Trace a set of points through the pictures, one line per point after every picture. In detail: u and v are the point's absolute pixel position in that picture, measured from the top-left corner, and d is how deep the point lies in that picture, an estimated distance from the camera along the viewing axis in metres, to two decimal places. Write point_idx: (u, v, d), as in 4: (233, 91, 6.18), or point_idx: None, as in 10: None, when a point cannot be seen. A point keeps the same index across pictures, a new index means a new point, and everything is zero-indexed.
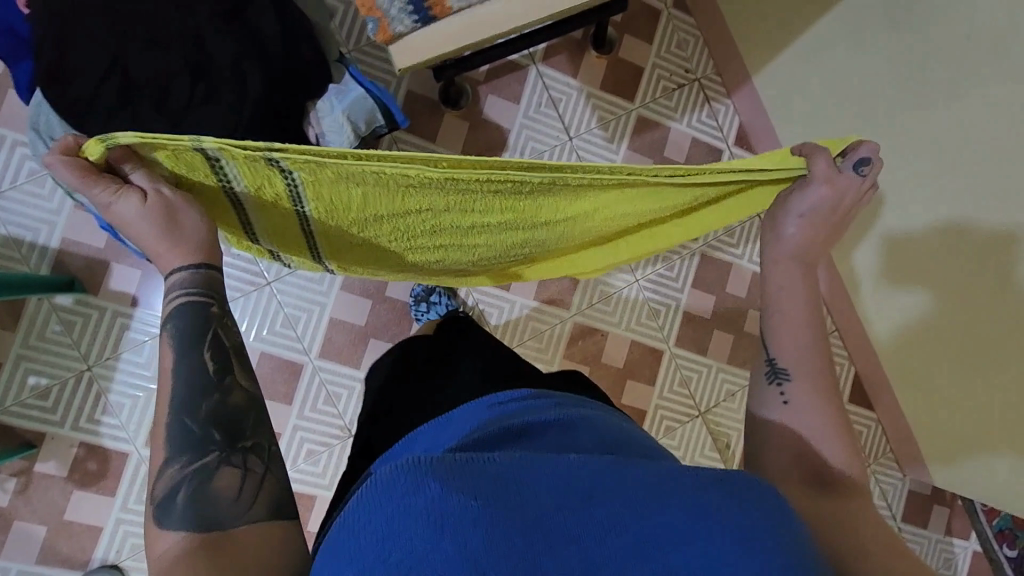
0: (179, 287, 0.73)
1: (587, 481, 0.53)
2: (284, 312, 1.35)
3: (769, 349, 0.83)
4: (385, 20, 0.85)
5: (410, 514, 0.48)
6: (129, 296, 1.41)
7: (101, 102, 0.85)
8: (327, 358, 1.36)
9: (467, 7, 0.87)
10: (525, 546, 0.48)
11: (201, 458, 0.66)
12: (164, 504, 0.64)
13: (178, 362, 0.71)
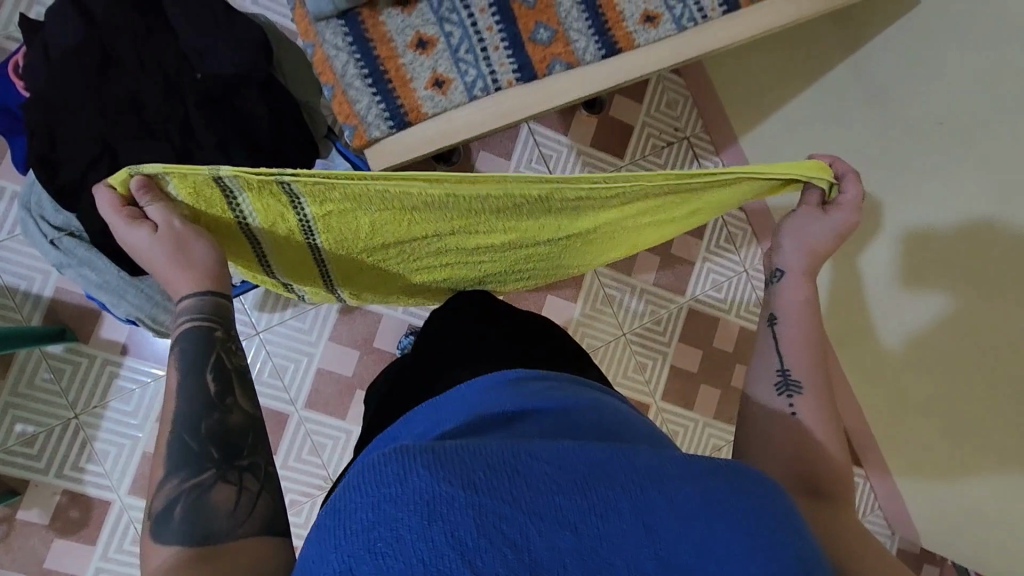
0: (185, 313, 0.68)
1: (584, 466, 0.48)
2: (272, 361, 1.47)
3: (781, 357, 0.78)
4: (362, 127, 0.80)
5: (394, 501, 0.45)
6: (120, 345, 1.40)
7: (89, 187, 0.84)
8: (313, 409, 1.48)
9: (444, 111, 0.82)
10: (513, 529, 0.44)
11: (198, 473, 0.60)
12: (160, 518, 0.58)
13: (183, 376, 0.65)
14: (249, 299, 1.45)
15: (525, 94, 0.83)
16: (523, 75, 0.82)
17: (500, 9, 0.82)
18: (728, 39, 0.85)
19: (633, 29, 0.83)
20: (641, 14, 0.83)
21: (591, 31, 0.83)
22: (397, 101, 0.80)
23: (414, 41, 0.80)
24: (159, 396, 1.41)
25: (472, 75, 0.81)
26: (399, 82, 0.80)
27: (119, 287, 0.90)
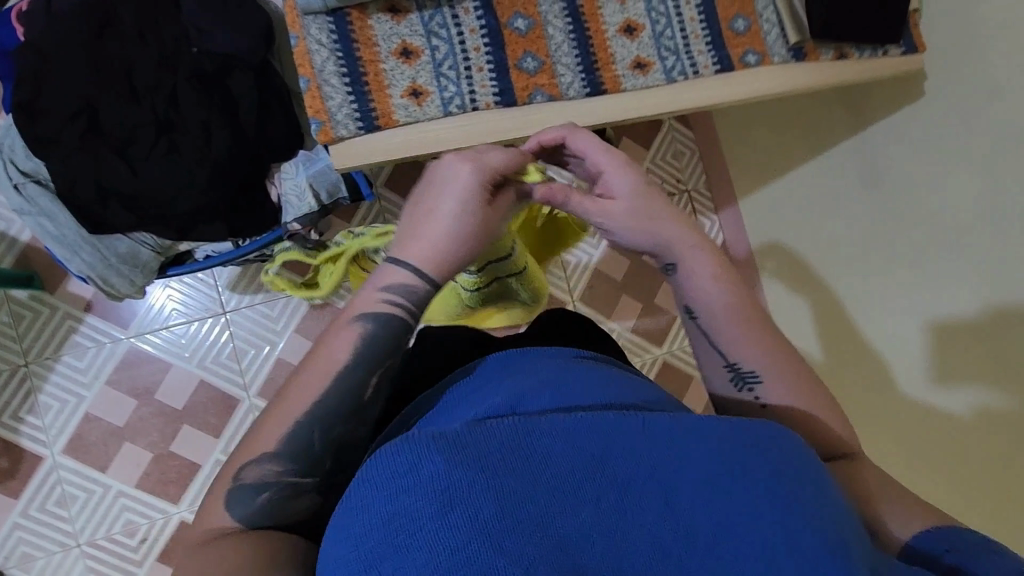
0: (397, 291, 0.64)
1: (604, 437, 0.45)
2: (234, 344, 1.45)
3: (725, 353, 0.69)
4: (329, 123, 0.78)
5: (413, 491, 0.43)
6: (86, 301, 1.39)
7: (64, 142, 0.84)
8: (264, 398, 1.45)
9: (416, 122, 0.81)
10: (536, 508, 0.42)
11: (296, 474, 0.59)
12: (245, 493, 0.58)
13: (359, 361, 0.61)
14: (223, 278, 1.44)
15: (503, 118, 0.82)
16: (503, 99, 0.82)
17: (490, 32, 0.82)
18: (719, 98, 0.85)
19: (622, 73, 0.84)
20: (631, 60, 0.84)
21: (579, 67, 0.83)
22: (370, 105, 0.79)
23: (398, 50, 0.81)
24: (113, 359, 1.39)
25: (451, 91, 0.81)
26: (376, 87, 0.80)
27: (74, 242, 0.88)
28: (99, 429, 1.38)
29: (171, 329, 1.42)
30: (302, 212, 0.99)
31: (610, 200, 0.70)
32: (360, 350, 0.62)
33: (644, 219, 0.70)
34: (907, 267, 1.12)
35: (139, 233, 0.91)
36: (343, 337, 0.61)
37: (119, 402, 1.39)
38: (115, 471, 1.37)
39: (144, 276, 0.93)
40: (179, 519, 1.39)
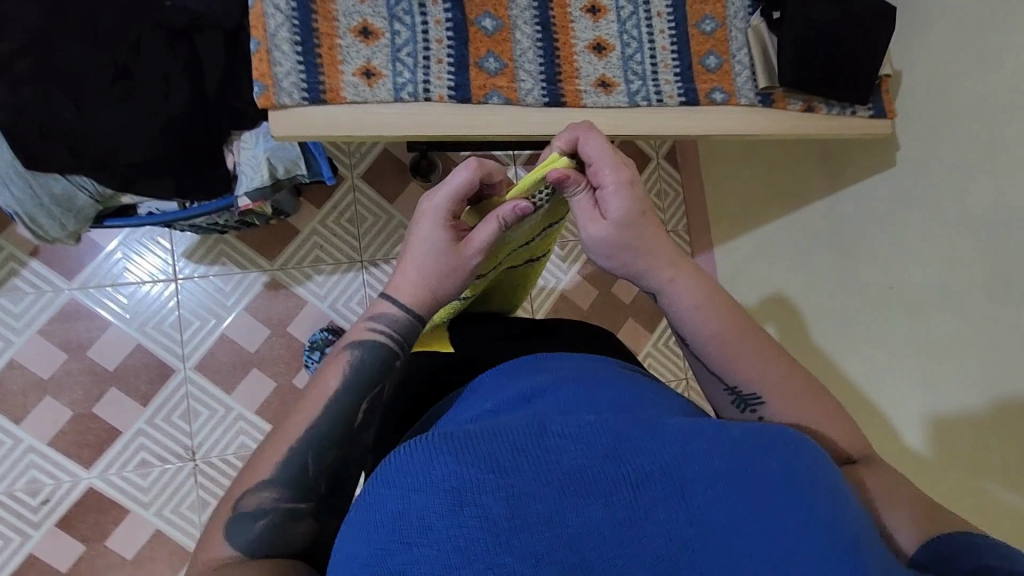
0: (382, 323, 0.67)
1: (613, 437, 0.47)
2: (179, 314, 1.39)
3: (724, 378, 0.66)
4: (272, 88, 0.75)
5: (424, 489, 0.46)
6: (33, 246, 1.33)
7: (8, 70, 0.80)
8: (201, 372, 1.39)
9: (364, 102, 0.80)
10: (545, 505, 0.44)
11: (295, 500, 0.60)
12: (242, 523, 0.58)
13: (342, 385, 0.64)
14: (180, 245, 1.39)
15: (454, 113, 0.82)
16: (457, 94, 0.82)
17: (456, 26, 0.82)
18: (679, 129, 0.88)
19: (583, 89, 0.85)
20: (595, 78, 0.86)
21: (541, 76, 0.84)
22: (319, 78, 0.78)
23: (358, 28, 0.80)
24: (50, 309, 1.34)
25: (405, 78, 0.80)
26: (328, 61, 0.78)
27: (6, 175, 0.85)
28: (22, 378, 1.32)
29: (117, 287, 1.36)
30: (254, 184, 0.96)
31: (598, 219, 0.66)
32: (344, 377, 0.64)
33: (616, 247, 0.67)
34: (891, 333, 1.09)
35: (78, 177, 0.89)
36: (330, 365, 0.65)
37: (48, 354, 1.33)
38: (30, 424, 1.31)
39: (77, 222, 0.93)
40: (87, 485, 1.32)
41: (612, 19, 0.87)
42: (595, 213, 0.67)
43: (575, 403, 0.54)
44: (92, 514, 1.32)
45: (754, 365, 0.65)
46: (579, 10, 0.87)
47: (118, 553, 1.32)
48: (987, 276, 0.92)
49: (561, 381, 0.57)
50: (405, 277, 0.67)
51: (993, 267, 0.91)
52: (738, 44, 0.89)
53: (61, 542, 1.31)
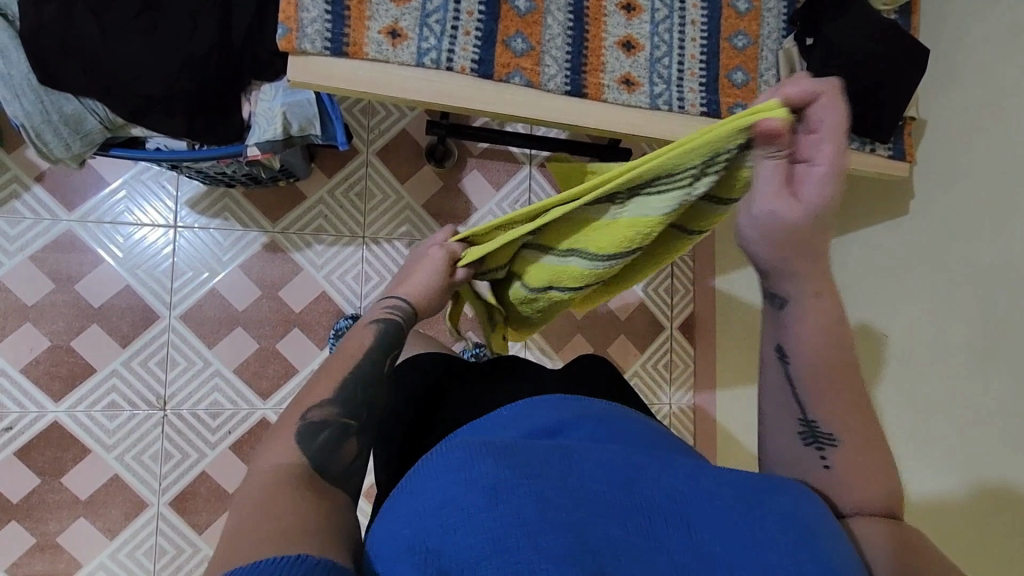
0: (389, 311, 0.74)
1: (629, 465, 0.50)
2: (174, 262, 1.37)
3: (806, 407, 0.60)
4: (295, 32, 0.76)
5: (459, 485, 0.47)
6: (39, 172, 1.32)
7: None
8: (185, 323, 1.37)
9: (385, 61, 0.80)
10: (569, 515, 0.45)
11: (348, 416, 0.62)
12: (309, 432, 0.59)
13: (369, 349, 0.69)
14: (185, 192, 1.38)
15: (475, 87, 0.82)
16: (480, 68, 0.82)
17: (488, 3, 0.83)
18: None
19: (607, 83, 0.85)
20: (620, 74, 0.85)
21: (566, 64, 0.84)
22: (344, 30, 0.78)
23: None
24: (45, 237, 1.32)
25: (430, 43, 0.80)
26: (356, 15, 0.78)
27: (18, 86, 0.86)
28: (5, 302, 1.30)
29: (116, 226, 1.35)
30: (266, 136, 0.95)
31: (785, 197, 0.51)
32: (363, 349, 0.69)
33: (782, 239, 0.54)
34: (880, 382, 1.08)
35: (90, 101, 0.88)
36: (353, 338, 0.71)
37: (36, 281, 1.31)
38: (5, 348, 1.30)
39: (83, 145, 0.92)
40: (53, 419, 1.30)
41: (646, 19, 0.88)
42: (783, 189, 0.51)
43: (601, 437, 0.56)
44: (52, 448, 1.30)
45: (810, 395, 0.59)
46: (614, 5, 0.87)
47: (72, 492, 1.30)
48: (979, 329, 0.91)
49: (585, 414, 0.58)
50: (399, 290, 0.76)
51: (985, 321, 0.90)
52: (767, 64, 0.90)
53: (17, 472, 1.28)
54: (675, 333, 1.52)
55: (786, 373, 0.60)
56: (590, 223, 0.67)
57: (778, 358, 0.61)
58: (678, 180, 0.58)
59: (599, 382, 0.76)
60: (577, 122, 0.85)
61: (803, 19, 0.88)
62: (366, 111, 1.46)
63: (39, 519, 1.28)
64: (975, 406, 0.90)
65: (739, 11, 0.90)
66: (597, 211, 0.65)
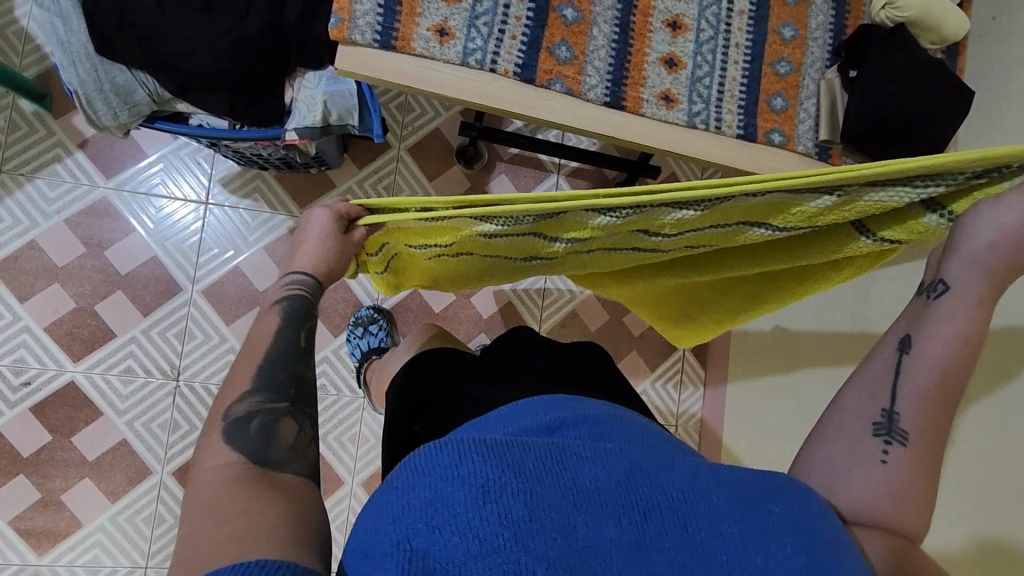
0: (292, 286, 0.71)
1: (628, 464, 0.49)
2: (201, 238, 1.40)
3: (895, 396, 0.58)
4: (346, 23, 0.78)
5: (450, 483, 0.45)
6: (83, 139, 1.36)
7: None
8: (206, 298, 1.39)
9: (431, 58, 0.81)
10: (561, 517, 0.44)
11: (276, 401, 0.63)
12: (236, 425, 0.59)
13: (283, 325, 0.69)
14: (219, 170, 1.41)
15: (516, 90, 0.83)
16: (522, 72, 0.83)
17: (536, 10, 0.84)
18: (730, 160, 0.87)
19: (646, 98, 0.86)
20: (660, 90, 0.86)
21: (608, 76, 0.85)
22: (394, 24, 0.80)
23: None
24: (81, 202, 1.36)
25: (476, 44, 0.82)
26: (407, 11, 0.81)
27: (76, 54, 0.90)
28: (37, 261, 1.33)
29: (149, 198, 1.38)
30: (305, 122, 0.96)
31: None
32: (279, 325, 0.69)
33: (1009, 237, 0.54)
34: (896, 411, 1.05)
35: (140, 73, 0.91)
36: (264, 317, 0.70)
37: (67, 243, 1.35)
38: (32, 305, 1.33)
39: (130, 116, 0.94)
40: (69, 378, 1.33)
41: (690, 38, 0.88)
42: None
43: (599, 434, 0.54)
44: (66, 407, 1.33)
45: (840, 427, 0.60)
46: (660, 22, 0.88)
47: (80, 451, 1.32)
48: (993, 377, 0.88)
49: (580, 412, 0.57)
50: (293, 262, 0.71)
51: (1001, 364, 0.87)
52: (807, 93, 0.90)
53: (29, 427, 1.31)
54: (687, 355, 1.50)
55: (896, 361, 0.59)
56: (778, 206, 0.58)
57: (897, 349, 0.60)
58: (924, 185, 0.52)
59: (593, 386, 0.75)
60: (611, 133, 0.86)
61: (849, 49, 0.88)
62: (402, 107, 1.48)
63: (46, 475, 1.31)
64: (985, 452, 0.88)
65: (784, 38, 0.90)
66: (802, 198, 0.56)
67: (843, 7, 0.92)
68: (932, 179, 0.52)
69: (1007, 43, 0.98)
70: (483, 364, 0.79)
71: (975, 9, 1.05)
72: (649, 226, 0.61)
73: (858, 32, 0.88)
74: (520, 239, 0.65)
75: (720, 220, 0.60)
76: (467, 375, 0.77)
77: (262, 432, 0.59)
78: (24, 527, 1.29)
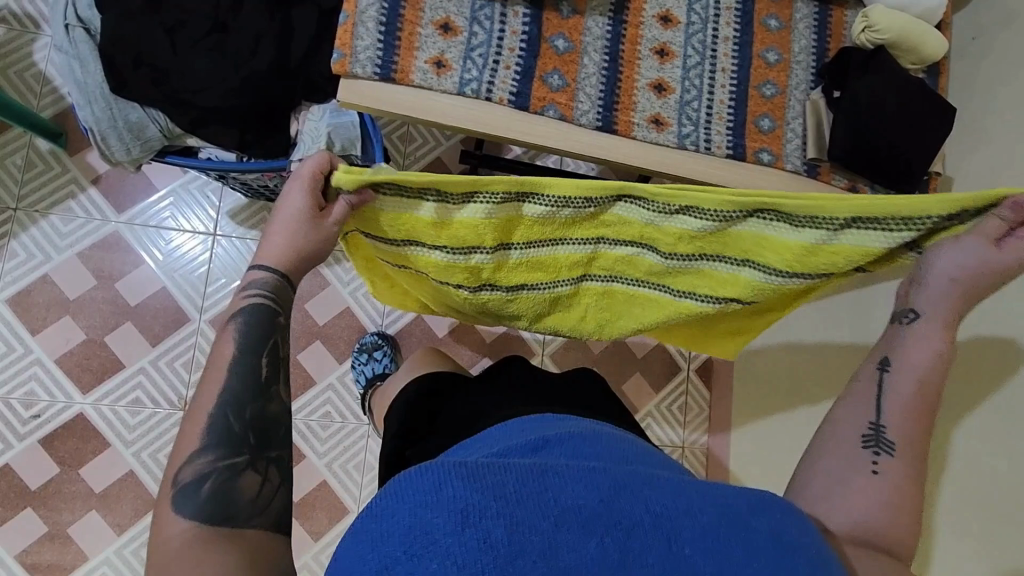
0: (253, 288, 0.67)
1: (610, 483, 0.49)
2: (209, 268, 1.42)
3: (880, 411, 0.61)
4: (349, 57, 0.83)
5: (432, 508, 0.46)
6: (97, 175, 1.41)
7: (128, 4, 0.92)
8: (213, 326, 1.41)
9: (429, 88, 0.85)
10: (542, 537, 0.45)
11: (230, 456, 0.60)
12: (185, 490, 0.57)
13: (238, 352, 0.65)
14: (227, 203, 1.44)
15: (511, 117, 0.87)
16: (517, 100, 0.86)
17: (529, 41, 0.88)
18: (721, 178, 0.90)
19: (637, 122, 0.89)
20: (650, 114, 0.89)
21: (599, 101, 0.88)
22: (394, 58, 0.84)
23: (439, 22, 0.86)
24: (94, 236, 1.39)
25: (472, 74, 0.86)
26: (406, 45, 0.85)
27: (93, 94, 0.94)
28: (49, 294, 1.37)
29: (159, 231, 1.42)
30: (309, 154, 0.98)
31: (992, 247, 0.58)
32: (237, 343, 0.65)
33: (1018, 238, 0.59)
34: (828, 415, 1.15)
35: (153, 110, 0.95)
36: (221, 337, 0.66)
37: (80, 277, 1.38)
38: (43, 338, 1.35)
39: (142, 150, 0.98)
40: (78, 410, 1.35)
41: (677, 64, 0.92)
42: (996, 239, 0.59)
43: (580, 455, 0.54)
44: (74, 439, 1.34)
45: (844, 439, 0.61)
46: (648, 50, 0.91)
47: (88, 482, 1.33)
48: (972, 391, 0.87)
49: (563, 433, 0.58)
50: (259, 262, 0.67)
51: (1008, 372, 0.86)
52: (794, 113, 0.93)
53: (38, 458, 1.32)
54: (691, 375, 1.50)
55: (878, 379, 0.62)
56: (766, 240, 0.66)
57: (877, 368, 0.63)
58: (892, 227, 0.61)
59: (586, 402, 0.77)
60: (605, 155, 0.88)
61: (832, 71, 0.91)
62: (405, 138, 1.51)
63: (53, 508, 1.31)
64: None
65: (769, 62, 0.93)
66: (791, 229, 0.64)
67: (825, 32, 0.95)
68: (903, 222, 0.60)
69: (986, 62, 1.01)
70: (468, 390, 0.80)
71: (954, 30, 1.08)
72: (648, 238, 0.70)
73: (840, 55, 0.91)
74: (547, 238, 0.71)
75: (715, 243, 0.68)
76: (461, 401, 0.78)
77: (213, 496, 0.57)
78: (29, 562, 1.29)
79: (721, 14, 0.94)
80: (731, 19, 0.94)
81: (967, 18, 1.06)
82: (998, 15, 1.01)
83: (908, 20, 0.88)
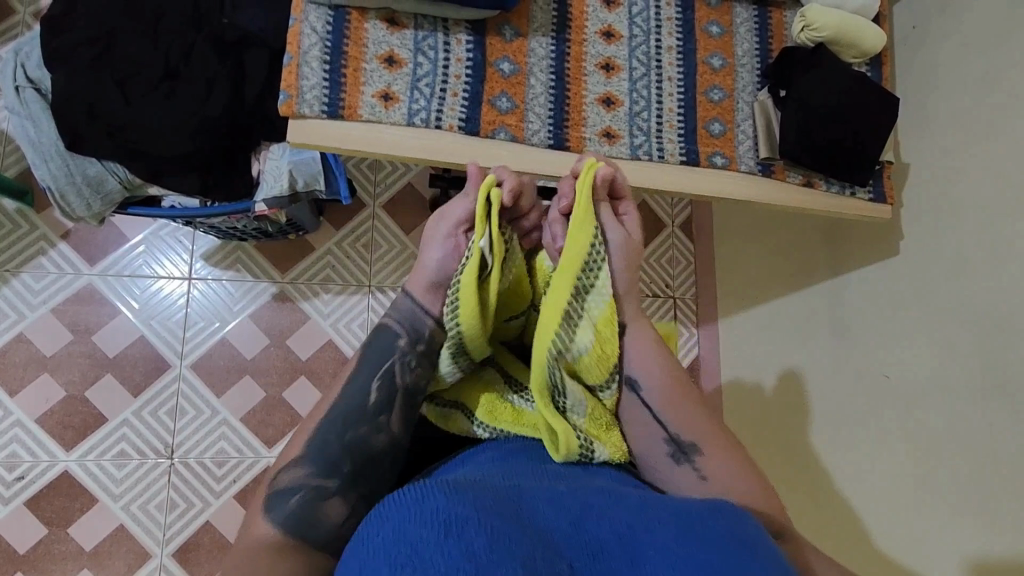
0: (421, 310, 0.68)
1: (579, 507, 0.50)
2: (187, 312, 1.41)
3: None
4: (295, 98, 0.83)
5: (416, 520, 0.44)
6: (66, 230, 1.40)
7: (77, 61, 0.92)
8: (195, 371, 1.39)
9: (377, 122, 0.86)
10: (522, 550, 0.43)
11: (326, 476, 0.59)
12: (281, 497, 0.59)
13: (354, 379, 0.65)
14: (200, 246, 1.43)
15: (464, 143, 0.88)
16: (467, 126, 0.87)
17: (475, 66, 0.89)
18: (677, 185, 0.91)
19: (588, 137, 0.90)
20: (601, 128, 0.90)
21: (549, 120, 0.89)
22: (341, 94, 0.85)
23: (384, 56, 0.87)
24: (67, 290, 1.38)
25: (420, 104, 0.87)
26: (352, 81, 0.86)
27: (49, 151, 0.95)
28: (25, 353, 1.35)
29: (134, 279, 1.41)
30: (274, 192, 0.99)
31: None
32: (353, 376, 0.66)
33: None
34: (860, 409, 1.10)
35: (110, 162, 0.96)
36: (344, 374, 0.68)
37: (56, 332, 1.37)
38: (22, 399, 1.34)
39: (102, 203, 0.98)
40: (62, 468, 1.33)
41: (624, 77, 0.93)
42: None
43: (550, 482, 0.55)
44: (61, 497, 1.31)
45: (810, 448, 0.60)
46: (593, 65, 0.93)
47: (78, 540, 1.30)
48: None
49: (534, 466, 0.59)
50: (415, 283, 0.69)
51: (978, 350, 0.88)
52: (743, 115, 0.94)
53: (24, 522, 1.30)
54: None
55: None
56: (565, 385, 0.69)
57: None
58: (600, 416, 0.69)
59: None
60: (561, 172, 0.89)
61: (777, 73, 0.92)
62: (373, 167, 1.51)
63: (43, 571, 1.29)
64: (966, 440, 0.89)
65: (713, 67, 0.95)
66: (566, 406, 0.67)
67: (766, 34, 0.97)
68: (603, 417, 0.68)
69: (929, 50, 1.03)
70: None
71: (895, 20, 1.10)
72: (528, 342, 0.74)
73: (782, 56, 0.92)
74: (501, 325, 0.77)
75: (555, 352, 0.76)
76: None
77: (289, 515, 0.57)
78: None
79: (663, 24, 0.95)
80: (672, 29, 0.95)
81: (906, 7, 1.08)
82: (935, 3, 1.03)
83: (844, 16, 0.90)
